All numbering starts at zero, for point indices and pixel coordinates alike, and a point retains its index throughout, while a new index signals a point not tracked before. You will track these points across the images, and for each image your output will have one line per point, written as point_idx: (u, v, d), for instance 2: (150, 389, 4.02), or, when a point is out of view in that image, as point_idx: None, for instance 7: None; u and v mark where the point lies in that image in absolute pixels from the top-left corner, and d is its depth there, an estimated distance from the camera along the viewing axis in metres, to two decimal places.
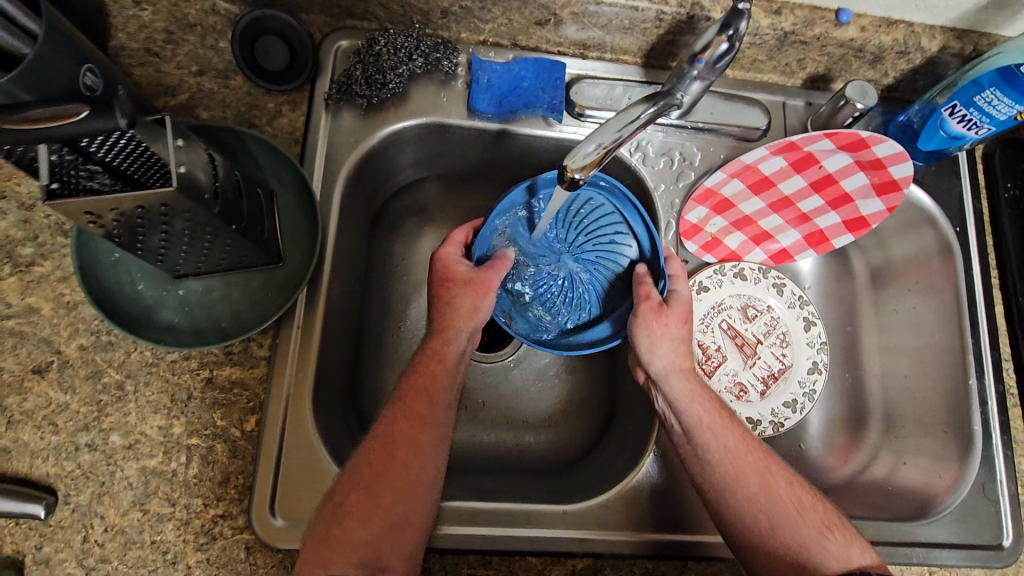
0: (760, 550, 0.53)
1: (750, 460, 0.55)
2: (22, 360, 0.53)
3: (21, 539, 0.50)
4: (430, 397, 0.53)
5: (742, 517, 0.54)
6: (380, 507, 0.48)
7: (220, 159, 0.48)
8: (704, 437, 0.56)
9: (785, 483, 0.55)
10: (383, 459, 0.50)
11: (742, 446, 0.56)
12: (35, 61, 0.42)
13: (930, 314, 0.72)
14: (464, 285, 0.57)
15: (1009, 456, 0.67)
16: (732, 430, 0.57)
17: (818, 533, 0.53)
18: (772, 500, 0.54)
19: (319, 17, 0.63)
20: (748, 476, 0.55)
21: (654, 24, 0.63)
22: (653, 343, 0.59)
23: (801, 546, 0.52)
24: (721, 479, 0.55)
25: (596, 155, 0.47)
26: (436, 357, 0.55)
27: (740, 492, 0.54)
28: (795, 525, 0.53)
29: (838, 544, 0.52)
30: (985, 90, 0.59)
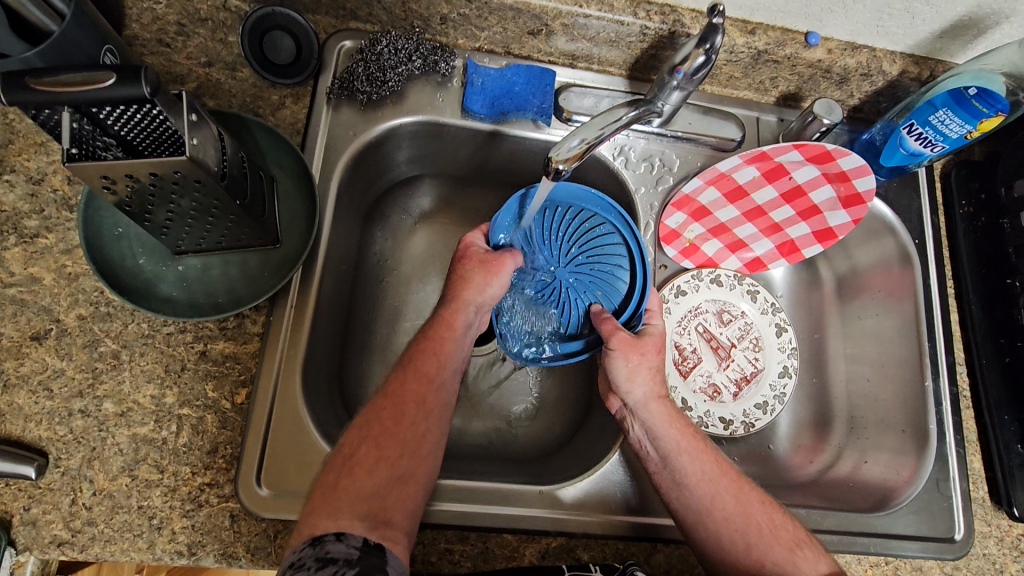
0: (739, 570, 0.54)
1: (726, 483, 0.57)
2: (22, 327, 0.55)
3: (10, 499, 0.52)
4: (437, 364, 0.57)
5: (719, 537, 0.55)
6: (386, 460, 0.50)
7: (228, 140, 0.50)
8: (680, 461, 0.58)
9: (758, 503, 0.57)
10: (393, 417, 0.52)
11: (715, 468, 0.58)
12: (61, 38, 0.46)
13: (890, 322, 0.77)
14: (478, 263, 0.63)
15: (963, 454, 0.70)
16: (707, 454, 0.59)
17: (790, 551, 0.54)
18: (747, 522, 0.56)
19: (325, 18, 0.67)
20: (723, 498, 0.57)
21: (639, 38, 0.67)
22: (631, 372, 0.60)
23: (772, 563, 0.54)
24: (697, 502, 0.56)
25: (579, 149, 0.52)
26: (445, 325, 0.60)
27: (717, 511, 0.56)
28: (769, 544, 0.55)
29: (808, 561, 0.54)
30: (938, 111, 0.64)
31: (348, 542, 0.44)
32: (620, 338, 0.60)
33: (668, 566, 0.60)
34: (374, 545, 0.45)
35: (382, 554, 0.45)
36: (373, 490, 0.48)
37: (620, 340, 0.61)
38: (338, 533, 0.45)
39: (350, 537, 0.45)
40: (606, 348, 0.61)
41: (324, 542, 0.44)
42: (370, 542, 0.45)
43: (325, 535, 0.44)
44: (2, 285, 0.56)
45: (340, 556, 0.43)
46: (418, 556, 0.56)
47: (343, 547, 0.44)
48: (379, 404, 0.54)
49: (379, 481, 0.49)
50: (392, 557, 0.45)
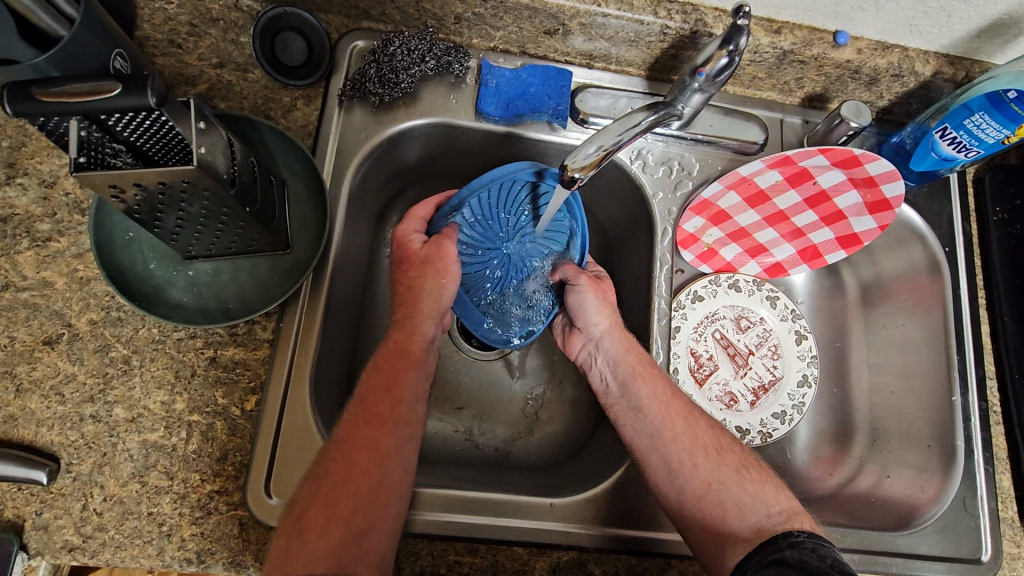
0: (688, 489, 0.57)
1: (676, 404, 0.62)
2: (34, 331, 0.55)
3: (23, 504, 0.52)
4: (393, 404, 0.56)
5: (670, 455, 0.58)
6: (337, 517, 0.50)
7: (239, 146, 0.50)
8: (637, 384, 0.62)
9: (705, 425, 0.61)
10: (345, 472, 0.52)
11: (669, 391, 0.62)
12: (71, 42, 0.45)
13: (918, 332, 0.74)
14: (424, 263, 0.61)
15: (991, 472, 0.68)
16: (661, 379, 0.63)
17: (736, 472, 0.58)
18: (694, 441, 0.60)
19: (337, 18, 0.66)
20: (675, 419, 0.61)
21: (659, 38, 0.65)
22: (598, 305, 0.65)
23: (720, 484, 0.57)
24: (650, 424, 0.60)
25: (596, 156, 0.50)
26: (400, 352, 0.59)
27: (666, 431, 0.60)
28: (716, 464, 0.58)
29: (755, 484, 0.57)
30: (974, 114, 0.62)
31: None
32: (586, 277, 0.66)
33: None
34: None
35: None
36: (329, 547, 0.48)
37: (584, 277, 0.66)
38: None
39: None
40: (568, 287, 0.66)
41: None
42: None
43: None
44: (15, 289, 0.56)
45: None
46: (428, 567, 0.56)
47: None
48: (351, 434, 0.54)
49: (332, 540, 0.49)
50: None
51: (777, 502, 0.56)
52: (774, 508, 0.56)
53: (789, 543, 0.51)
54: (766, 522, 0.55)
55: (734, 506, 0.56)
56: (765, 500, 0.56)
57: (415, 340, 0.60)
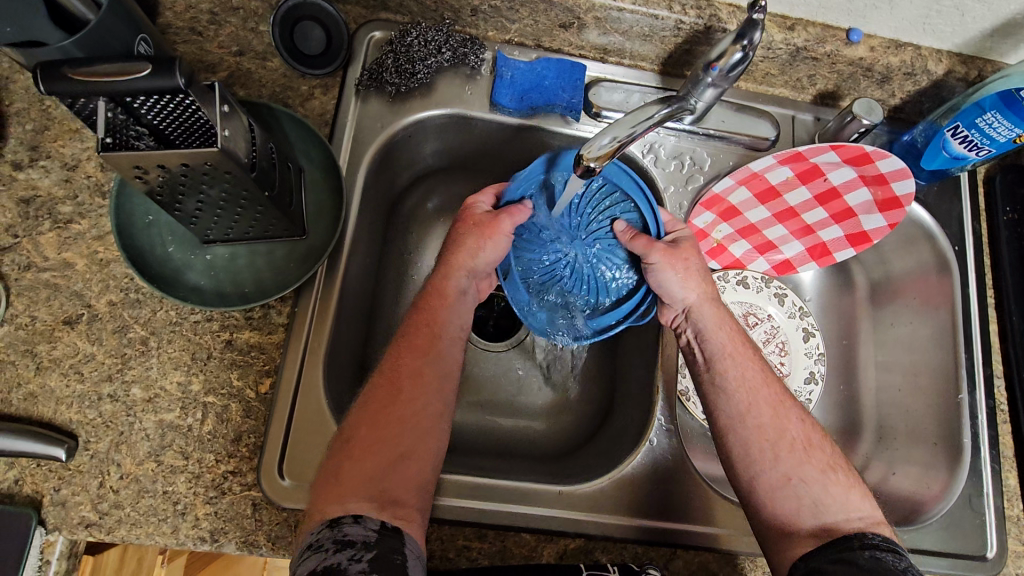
0: (761, 478, 0.54)
1: (766, 394, 0.57)
2: (54, 311, 0.56)
3: (42, 480, 0.53)
4: (432, 335, 0.57)
5: (748, 440, 0.55)
6: (386, 440, 0.51)
7: (259, 131, 0.50)
8: (723, 365, 0.59)
9: (796, 420, 0.57)
10: (391, 393, 0.53)
11: (759, 379, 0.58)
12: (98, 26, 0.46)
13: (925, 331, 0.75)
14: (473, 226, 0.62)
15: (998, 470, 0.68)
16: (754, 363, 0.59)
17: (822, 472, 0.54)
18: (781, 435, 0.55)
19: (355, 9, 0.67)
20: (761, 410, 0.56)
21: (673, 33, 0.66)
22: (682, 278, 0.61)
23: (800, 479, 0.54)
24: (733, 407, 0.57)
25: (611, 146, 0.51)
26: (438, 293, 0.60)
27: (753, 418, 0.56)
28: (801, 461, 0.54)
29: (839, 487, 0.53)
30: (986, 113, 0.62)
31: (366, 525, 0.45)
32: (661, 252, 0.61)
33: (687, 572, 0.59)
34: (390, 528, 0.46)
35: (399, 537, 0.46)
36: (376, 470, 0.49)
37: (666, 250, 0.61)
38: (355, 515, 0.46)
39: (367, 520, 0.46)
40: (646, 262, 0.62)
41: (342, 523, 0.45)
42: (386, 524, 0.46)
43: (342, 518, 0.45)
44: (36, 269, 0.57)
45: (357, 540, 0.44)
46: (436, 551, 0.57)
47: (361, 529, 0.45)
48: (397, 359, 0.56)
49: (380, 462, 0.49)
50: (409, 539, 0.46)
51: (860, 510, 0.53)
52: (855, 514, 0.52)
53: (862, 545, 0.49)
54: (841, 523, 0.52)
55: (810, 503, 0.52)
56: (847, 504, 0.53)
57: (449, 285, 0.61)
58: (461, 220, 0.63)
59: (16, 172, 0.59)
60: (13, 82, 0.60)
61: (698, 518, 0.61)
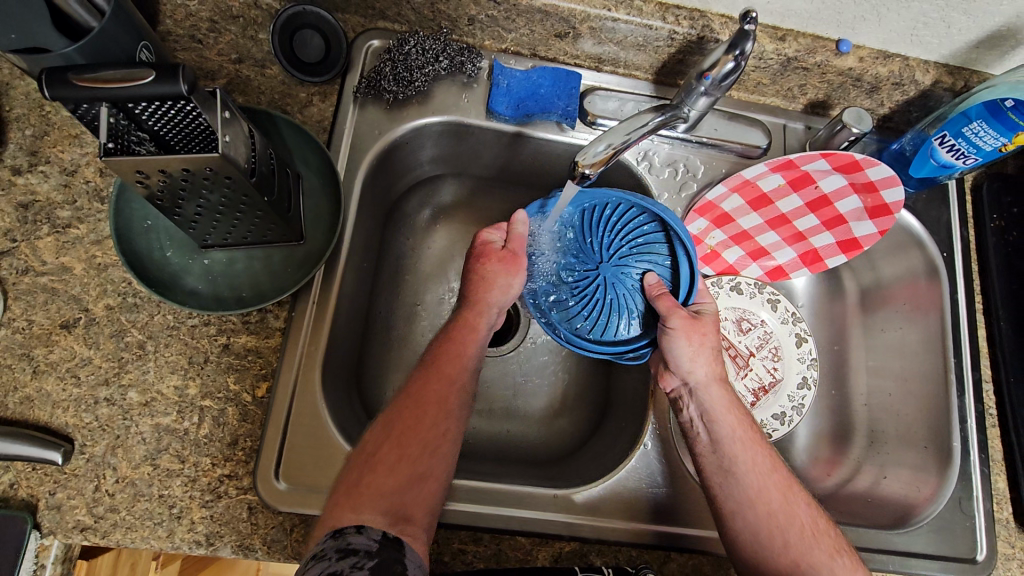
0: (768, 561, 0.54)
1: (775, 479, 0.57)
2: (52, 315, 0.56)
3: (37, 484, 0.53)
4: (458, 366, 0.57)
5: (756, 525, 0.55)
6: (407, 458, 0.51)
7: (259, 137, 0.51)
8: (734, 448, 0.57)
9: (804, 504, 0.56)
10: (415, 417, 0.53)
11: (769, 464, 0.57)
12: (100, 34, 0.46)
13: (915, 336, 0.75)
14: (497, 261, 0.62)
15: (987, 474, 0.69)
16: (763, 448, 0.58)
17: (829, 557, 0.54)
18: (789, 519, 0.55)
19: (353, 17, 0.68)
20: (771, 494, 0.56)
21: (667, 43, 0.67)
22: (693, 352, 0.59)
23: (808, 563, 0.53)
24: (743, 491, 0.56)
25: (605, 154, 0.52)
26: (468, 326, 0.60)
27: (761, 503, 0.55)
28: (809, 546, 0.54)
29: (845, 569, 0.54)
30: (972, 122, 0.63)
31: (368, 536, 0.46)
32: (681, 318, 0.60)
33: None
34: (393, 538, 0.46)
35: (400, 547, 0.46)
36: (395, 486, 0.50)
37: (683, 320, 0.60)
38: (359, 525, 0.46)
39: (370, 529, 0.46)
40: (664, 325, 0.60)
41: (346, 534, 0.45)
42: (389, 535, 0.46)
43: (347, 527, 0.46)
44: (34, 274, 0.57)
45: (360, 548, 0.44)
46: (432, 554, 0.57)
47: (364, 539, 0.45)
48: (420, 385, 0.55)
49: (400, 477, 0.50)
50: (411, 551, 0.46)
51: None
52: None
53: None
54: None
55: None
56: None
57: (481, 319, 0.61)
58: (479, 257, 0.63)
59: (15, 177, 0.59)
60: (14, 87, 0.61)
61: (691, 521, 0.61)
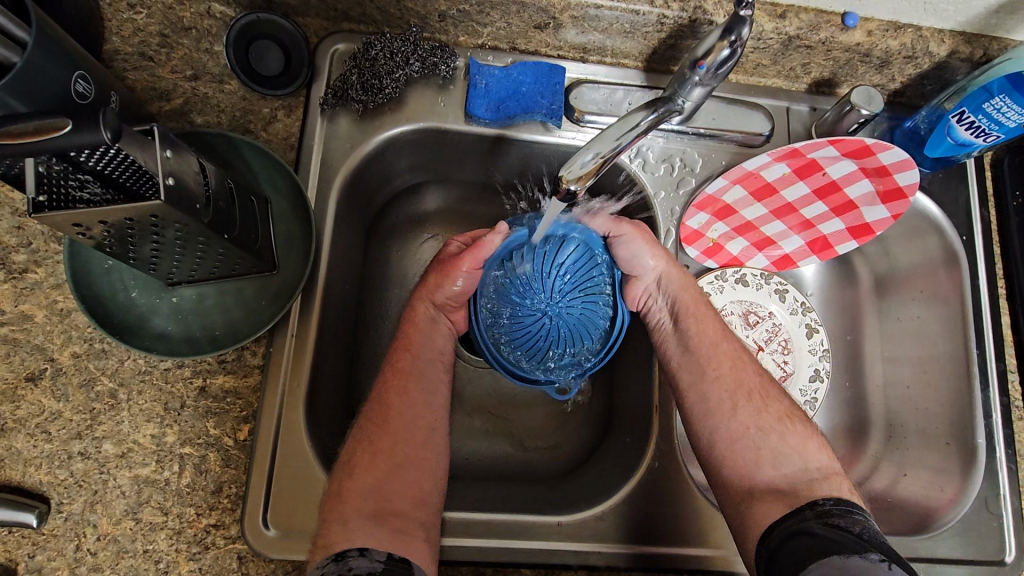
0: (723, 429, 0.56)
1: (725, 346, 0.60)
2: (16, 368, 0.53)
3: (15, 547, 0.50)
4: (412, 358, 0.59)
5: (708, 395, 0.57)
6: (381, 453, 0.53)
7: (212, 168, 0.47)
8: (686, 325, 0.61)
9: (753, 373, 0.59)
10: (382, 415, 0.56)
11: (720, 334, 0.60)
12: (25, 68, 0.42)
13: (934, 323, 0.71)
14: (438, 264, 0.63)
15: (1013, 469, 0.66)
16: (713, 321, 0.61)
17: (778, 420, 0.56)
18: (738, 385, 0.57)
19: (315, 21, 0.63)
20: (721, 361, 0.59)
21: (656, 28, 0.61)
22: (647, 248, 0.61)
23: (758, 430, 0.55)
24: (695, 364, 0.59)
25: (594, 164, 0.47)
26: (410, 323, 0.62)
27: (713, 372, 0.58)
28: (757, 409, 0.56)
29: (797, 435, 0.55)
30: (994, 97, 0.58)
31: (373, 558, 0.45)
32: (629, 225, 0.60)
33: None
34: (398, 558, 0.45)
35: (407, 566, 0.45)
36: (376, 484, 0.51)
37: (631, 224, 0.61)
38: (361, 547, 0.45)
39: (373, 551, 0.45)
40: (611, 239, 0.62)
41: (348, 557, 0.44)
42: (393, 556, 0.45)
43: (348, 551, 0.45)
44: None
45: (363, 569, 0.43)
46: None
47: (366, 562, 0.44)
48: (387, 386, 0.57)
49: (378, 475, 0.52)
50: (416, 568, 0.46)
51: (817, 459, 0.54)
52: (812, 463, 0.53)
53: (815, 513, 0.47)
54: (802, 473, 0.52)
55: (770, 455, 0.54)
56: (805, 453, 0.54)
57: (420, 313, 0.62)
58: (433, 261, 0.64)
59: None
60: None
61: (700, 541, 0.59)
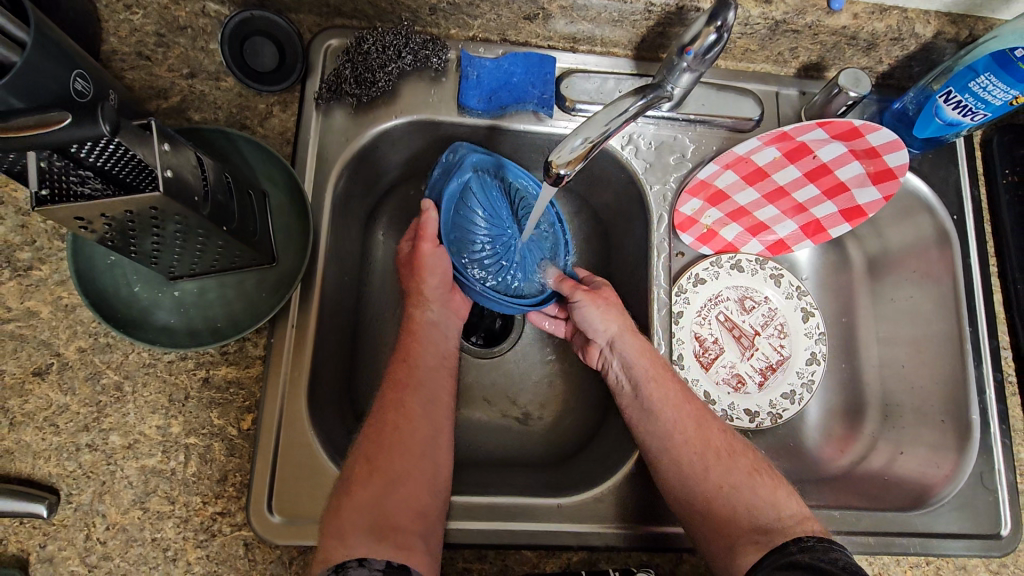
0: (696, 490, 0.56)
1: (688, 409, 0.60)
2: (23, 363, 0.54)
3: (26, 538, 0.52)
4: (410, 369, 0.60)
5: (680, 459, 0.57)
6: (379, 466, 0.53)
7: (209, 162, 0.48)
8: (650, 391, 0.61)
9: (718, 432, 0.59)
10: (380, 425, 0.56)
11: (682, 397, 0.61)
12: (26, 66, 0.43)
13: (927, 303, 0.72)
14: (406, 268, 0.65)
15: (1008, 444, 0.67)
16: (674, 383, 0.62)
17: (749, 475, 0.57)
18: (706, 445, 0.58)
19: (308, 17, 0.64)
20: (686, 424, 0.59)
21: (643, 16, 0.62)
22: (604, 313, 0.63)
23: (730, 487, 0.56)
24: (662, 429, 0.59)
25: (583, 149, 0.48)
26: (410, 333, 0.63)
27: (679, 435, 0.58)
28: (726, 468, 0.57)
29: (766, 487, 0.56)
30: (980, 76, 0.59)
31: (370, 567, 0.45)
32: (583, 291, 0.63)
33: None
34: (397, 565, 0.46)
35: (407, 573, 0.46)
36: (371, 501, 0.51)
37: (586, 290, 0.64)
38: (360, 559, 0.46)
39: (372, 561, 0.46)
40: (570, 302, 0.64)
41: (347, 569, 0.45)
42: (392, 563, 0.46)
43: (348, 562, 0.46)
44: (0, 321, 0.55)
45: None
46: None
47: (366, 571, 0.45)
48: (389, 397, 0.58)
49: (375, 490, 0.51)
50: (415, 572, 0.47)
51: (789, 507, 0.55)
52: (786, 511, 0.54)
53: (799, 548, 0.50)
54: (779, 523, 0.53)
55: (745, 508, 0.55)
56: (776, 503, 0.55)
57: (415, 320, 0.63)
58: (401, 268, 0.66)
59: None
60: None
61: None
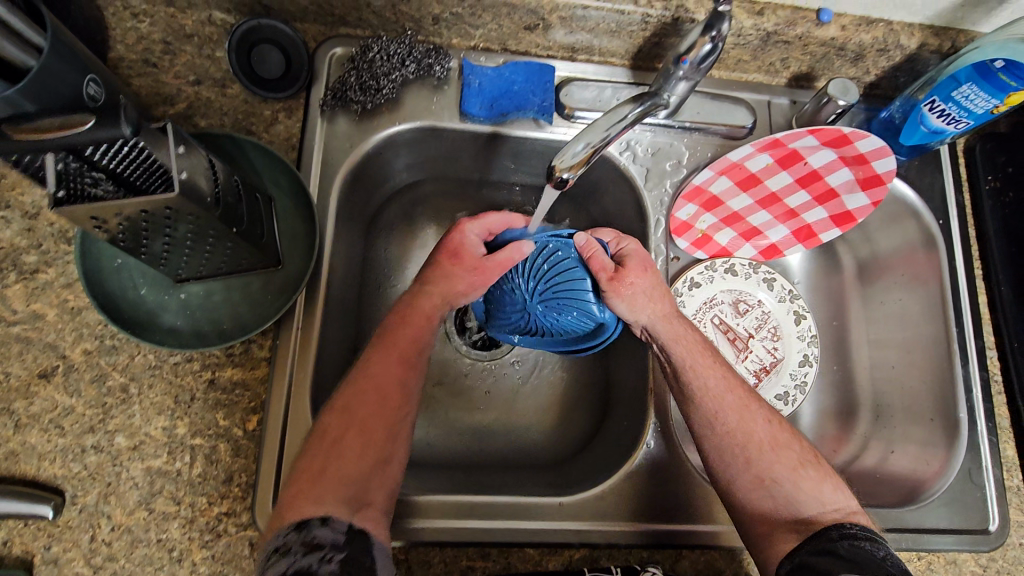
0: (741, 479, 0.56)
1: (730, 399, 0.58)
2: (29, 365, 0.55)
3: (30, 539, 0.52)
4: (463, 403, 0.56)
5: (719, 447, 0.57)
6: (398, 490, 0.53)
7: (220, 165, 0.49)
8: (687, 377, 0.59)
9: (762, 421, 0.58)
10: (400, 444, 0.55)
11: (722, 384, 0.58)
12: (42, 71, 0.44)
13: (916, 306, 0.74)
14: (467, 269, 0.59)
15: (994, 442, 0.69)
16: (713, 370, 0.59)
17: (792, 470, 0.55)
18: (748, 438, 0.57)
19: (313, 26, 0.65)
20: (727, 415, 0.57)
21: (641, 26, 0.64)
22: (631, 306, 0.59)
23: (774, 480, 0.55)
24: (700, 416, 0.58)
25: (585, 154, 0.49)
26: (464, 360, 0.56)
27: (720, 425, 0.57)
28: (769, 461, 0.56)
29: (811, 481, 0.55)
30: (962, 85, 0.61)
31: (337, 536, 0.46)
32: (604, 279, 0.59)
33: (694, 572, 0.60)
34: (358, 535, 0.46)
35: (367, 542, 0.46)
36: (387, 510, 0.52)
37: (613, 276, 0.59)
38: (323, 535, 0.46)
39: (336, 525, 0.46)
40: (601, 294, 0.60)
41: (311, 526, 0.45)
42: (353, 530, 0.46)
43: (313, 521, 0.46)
44: (5, 324, 0.55)
45: (326, 541, 0.45)
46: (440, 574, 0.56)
47: (330, 531, 0.45)
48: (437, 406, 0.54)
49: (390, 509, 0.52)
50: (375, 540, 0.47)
51: (834, 501, 0.54)
52: (830, 505, 0.54)
53: (841, 533, 0.51)
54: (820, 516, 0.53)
55: (784, 501, 0.54)
56: (821, 498, 0.54)
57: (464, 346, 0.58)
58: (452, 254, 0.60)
59: None
60: None
61: (698, 517, 0.61)
